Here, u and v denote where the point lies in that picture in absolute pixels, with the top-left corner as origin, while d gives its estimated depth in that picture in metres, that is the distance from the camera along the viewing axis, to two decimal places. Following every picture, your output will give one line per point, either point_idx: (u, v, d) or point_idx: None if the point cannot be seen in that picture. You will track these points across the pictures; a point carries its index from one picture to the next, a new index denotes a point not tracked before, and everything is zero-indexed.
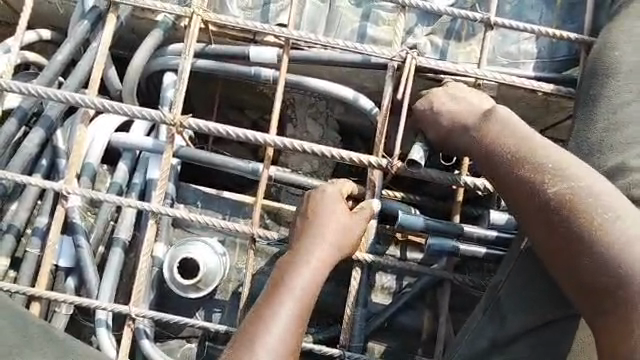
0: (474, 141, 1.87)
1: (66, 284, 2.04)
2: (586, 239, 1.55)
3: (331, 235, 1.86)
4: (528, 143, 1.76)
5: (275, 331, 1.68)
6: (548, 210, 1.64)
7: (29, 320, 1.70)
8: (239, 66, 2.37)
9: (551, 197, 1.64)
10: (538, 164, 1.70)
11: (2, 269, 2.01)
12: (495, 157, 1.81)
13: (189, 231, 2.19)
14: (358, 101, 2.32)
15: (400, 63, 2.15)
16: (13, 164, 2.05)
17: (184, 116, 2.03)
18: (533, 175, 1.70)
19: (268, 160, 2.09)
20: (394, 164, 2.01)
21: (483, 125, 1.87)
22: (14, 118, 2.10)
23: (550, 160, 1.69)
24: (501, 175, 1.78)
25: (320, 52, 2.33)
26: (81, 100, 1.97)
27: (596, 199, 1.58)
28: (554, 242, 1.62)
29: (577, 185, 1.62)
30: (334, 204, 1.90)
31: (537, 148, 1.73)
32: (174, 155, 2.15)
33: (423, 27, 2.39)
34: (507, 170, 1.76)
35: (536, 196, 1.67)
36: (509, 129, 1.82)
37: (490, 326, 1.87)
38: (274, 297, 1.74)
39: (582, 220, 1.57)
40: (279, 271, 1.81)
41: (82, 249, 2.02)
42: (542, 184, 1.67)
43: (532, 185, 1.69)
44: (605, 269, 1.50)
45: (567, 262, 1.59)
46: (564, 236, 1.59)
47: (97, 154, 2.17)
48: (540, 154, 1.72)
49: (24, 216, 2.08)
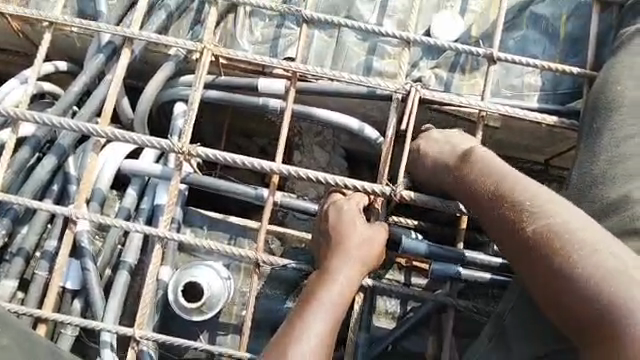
0: (449, 179, 2.00)
1: (73, 306, 2.07)
2: (562, 274, 1.56)
3: (356, 249, 1.90)
4: (508, 181, 1.83)
5: (311, 341, 1.71)
6: (524, 248, 1.68)
7: (36, 341, 1.75)
8: (247, 96, 2.44)
9: (529, 234, 1.67)
10: (516, 204, 1.75)
11: (10, 290, 2.04)
12: (477, 196, 1.87)
13: (194, 255, 2.20)
14: (364, 131, 2.37)
15: (404, 95, 2.20)
16: (26, 188, 2.10)
17: (193, 145, 2.08)
18: (511, 214, 1.75)
19: (273, 188, 2.13)
20: (397, 192, 2.04)
21: (460, 166, 1.97)
22: (27, 146, 2.17)
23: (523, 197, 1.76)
24: (485, 214, 1.84)
25: (326, 83, 2.40)
26: (92, 129, 2.04)
27: (566, 232, 1.60)
28: (540, 281, 1.63)
29: (553, 219, 1.65)
30: (353, 219, 1.95)
31: (511, 190, 1.79)
32: (182, 182, 2.19)
33: (428, 61, 2.46)
34: (487, 210, 1.83)
35: (515, 235, 1.71)
36: (482, 166, 1.92)
37: (496, 353, 1.85)
38: (305, 311, 1.78)
39: (561, 252, 1.58)
40: (306, 291, 1.84)
41: (88, 272, 2.05)
42: (520, 223, 1.71)
43: (507, 222, 1.75)
44: (583, 300, 1.50)
45: (546, 294, 1.61)
46: (544, 272, 1.61)
47: (107, 180, 2.23)
48: (518, 193, 1.77)
49: (34, 239, 2.12)
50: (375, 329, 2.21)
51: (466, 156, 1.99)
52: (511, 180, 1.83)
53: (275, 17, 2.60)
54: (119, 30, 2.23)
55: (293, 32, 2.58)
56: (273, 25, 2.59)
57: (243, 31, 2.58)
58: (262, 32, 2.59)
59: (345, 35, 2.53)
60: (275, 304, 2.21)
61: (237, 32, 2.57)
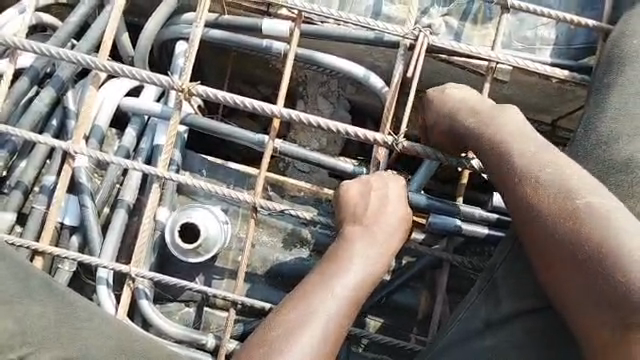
0: (479, 140, 1.87)
1: (70, 242, 2.09)
2: (598, 251, 1.56)
3: (392, 207, 1.90)
4: (536, 153, 1.77)
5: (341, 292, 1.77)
6: (552, 225, 1.66)
7: (32, 269, 1.82)
8: (251, 39, 2.36)
9: (579, 206, 1.63)
10: (563, 178, 1.70)
11: (8, 223, 2.05)
12: (509, 169, 1.78)
13: (193, 199, 2.24)
14: (369, 79, 2.32)
15: (412, 41, 2.13)
16: (24, 121, 2.06)
17: (193, 83, 2.04)
18: (559, 185, 1.69)
19: (274, 133, 2.09)
20: (399, 143, 2.01)
21: (491, 126, 1.87)
22: (25, 76, 2.12)
23: (555, 176, 1.71)
24: (511, 184, 1.77)
25: (331, 27, 2.32)
26: (92, 62, 1.99)
27: (610, 221, 1.58)
28: (564, 262, 1.63)
29: (605, 200, 1.63)
30: (394, 201, 1.91)
31: (556, 162, 1.74)
32: (181, 122, 2.15)
33: (439, 8, 2.35)
34: (518, 180, 1.75)
35: (561, 204, 1.66)
36: (510, 130, 1.84)
37: (484, 306, 1.87)
38: (338, 259, 1.82)
39: (599, 240, 1.57)
40: (324, 269, 1.81)
41: (86, 208, 2.07)
42: (571, 195, 1.66)
43: (538, 193, 1.70)
44: (616, 285, 1.52)
45: (565, 275, 1.63)
46: (579, 252, 1.59)
47: (106, 118, 2.19)
48: (555, 166, 1.73)
49: (33, 174, 2.12)
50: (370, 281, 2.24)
51: (478, 123, 1.89)
52: (551, 155, 1.76)
53: None
54: None
55: None
56: None
57: None
58: None
59: None
60: (271, 252, 2.24)
61: None
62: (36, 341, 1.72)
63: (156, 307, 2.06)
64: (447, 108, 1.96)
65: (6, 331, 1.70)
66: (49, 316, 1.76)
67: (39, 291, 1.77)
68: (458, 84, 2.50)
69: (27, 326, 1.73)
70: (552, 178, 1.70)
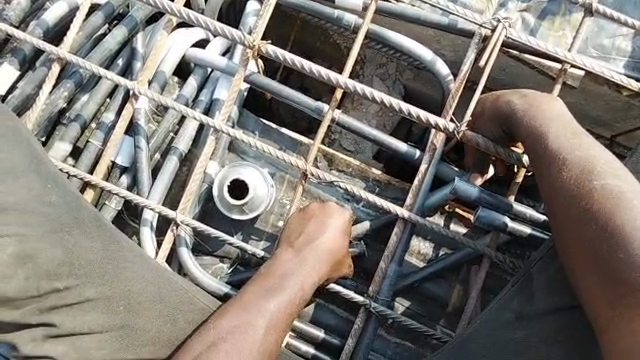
0: (521, 127, 1.86)
1: (119, 181, 2.12)
2: (611, 232, 1.56)
3: (324, 229, 1.92)
4: (565, 133, 1.77)
5: (277, 302, 1.78)
6: (570, 206, 1.65)
7: (83, 202, 1.82)
8: (322, 6, 2.35)
9: (596, 188, 1.62)
10: (586, 159, 1.69)
11: (63, 154, 2.08)
12: (539, 150, 1.78)
13: (242, 158, 2.24)
14: (435, 65, 2.29)
15: (490, 31, 2.07)
16: (93, 56, 2.10)
17: (263, 42, 2.03)
18: (582, 167, 1.67)
19: (334, 103, 2.08)
20: (460, 131, 1.97)
21: (531, 111, 1.86)
22: (101, 12, 2.14)
23: (582, 157, 1.69)
24: (540, 163, 1.77)
25: (405, 7, 2.29)
26: (168, 7, 2.00)
27: (623, 201, 1.57)
28: (577, 242, 1.62)
29: (625, 184, 1.61)
30: (327, 222, 1.93)
31: (579, 143, 1.73)
32: (245, 80, 2.15)
33: (518, 2, 2.31)
34: (545, 161, 1.75)
35: (578, 185, 1.65)
36: (549, 113, 1.83)
37: (517, 298, 1.83)
38: (279, 272, 1.84)
39: (609, 219, 1.57)
40: (253, 287, 1.81)
41: (140, 150, 2.09)
42: (590, 175, 1.65)
43: (562, 175, 1.70)
44: (626, 264, 1.51)
45: (578, 256, 1.62)
46: (592, 232, 1.59)
47: (171, 64, 2.20)
48: (579, 147, 1.72)
49: (93, 109, 2.16)
50: (405, 265, 2.22)
51: (520, 111, 1.88)
52: (579, 137, 1.75)
53: None
54: None
55: None
56: None
57: None
58: None
59: None
60: None
61: None
62: (81, 275, 1.77)
63: (193, 256, 2.07)
64: (502, 96, 1.97)
65: (53, 260, 1.75)
66: (97, 249, 1.80)
67: (88, 222, 1.80)
68: (522, 84, 2.45)
69: (75, 257, 1.78)
70: (581, 159, 1.69)
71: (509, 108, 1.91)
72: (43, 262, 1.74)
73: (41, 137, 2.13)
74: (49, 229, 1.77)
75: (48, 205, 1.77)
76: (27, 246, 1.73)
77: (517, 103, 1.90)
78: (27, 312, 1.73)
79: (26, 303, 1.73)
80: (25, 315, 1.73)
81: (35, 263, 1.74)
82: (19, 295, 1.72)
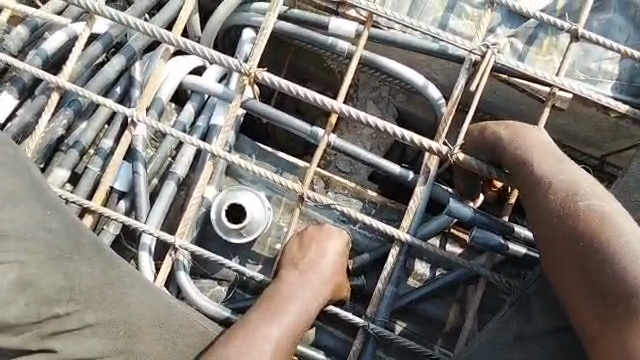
0: (505, 152, 1.91)
1: (117, 206, 2.15)
2: (597, 249, 1.60)
3: (325, 253, 1.95)
4: (548, 159, 1.82)
5: (281, 326, 1.80)
6: (557, 227, 1.70)
7: (81, 227, 1.84)
8: (315, 34, 2.41)
9: (581, 208, 1.68)
10: (572, 181, 1.74)
11: (62, 180, 2.11)
12: (526, 173, 1.83)
13: (239, 182, 2.27)
14: (427, 89, 2.35)
15: (480, 56, 2.13)
16: (91, 84, 2.13)
17: (259, 70, 2.08)
18: (567, 190, 1.73)
19: (330, 128, 2.12)
20: (454, 154, 2.01)
21: (515, 136, 1.92)
22: (99, 43, 2.17)
23: (566, 180, 1.75)
24: (527, 185, 1.81)
25: (397, 34, 2.35)
26: (166, 36, 2.04)
27: (609, 220, 1.63)
28: (565, 263, 1.66)
29: (608, 204, 1.67)
30: (329, 246, 1.97)
31: (562, 166, 1.79)
32: (242, 105, 2.20)
33: (506, 28, 2.38)
34: (532, 183, 1.80)
35: (565, 205, 1.70)
36: (532, 139, 1.89)
37: (516, 320, 1.85)
38: (282, 296, 1.85)
39: (595, 236, 1.61)
40: (256, 313, 1.82)
41: (138, 175, 2.12)
42: (574, 197, 1.70)
43: (549, 197, 1.74)
44: (614, 279, 1.55)
45: (566, 275, 1.66)
46: (580, 250, 1.63)
47: (168, 91, 2.24)
48: (563, 170, 1.78)
49: (91, 136, 2.19)
50: (402, 286, 2.23)
51: (505, 137, 1.93)
52: (563, 160, 1.81)
53: None
54: None
55: None
56: None
57: None
58: None
59: None
60: None
61: None
62: (81, 300, 1.78)
63: (191, 280, 2.09)
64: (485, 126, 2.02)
65: (53, 286, 1.76)
66: (97, 276, 1.81)
67: (86, 249, 1.81)
68: (512, 106, 2.50)
69: (75, 283, 1.79)
70: (565, 181, 1.75)
71: (492, 136, 1.96)
72: (44, 287, 1.75)
73: (39, 164, 2.16)
74: (49, 255, 1.77)
75: (48, 232, 1.78)
76: (29, 272, 1.73)
77: (501, 132, 1.95)
78: (27, 338, 1.73)
79: (26, 329, 1.73)
80: (25, 340, 1.73)
81: (36, 288, 1.74)
82: (20, 321, 1.72)
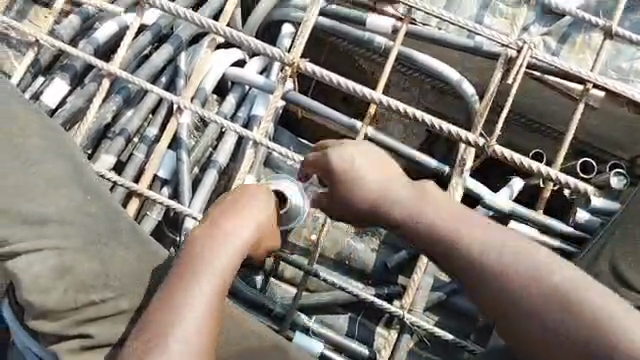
0: (371, 209, 1.59)
1: (161, 192, 2.20)
2: (514, 294, 1.31)
3: (256, 208, 1.56)
4: (448, 219, 1.47)
5: (205, 285, 1.42)
6: (515, 306, 1.32)
7: (119, 214, 1.79)
8: (355, 30, 2.49)
9: (491, 288, 1.34)
10: (489, 272, 1.36)
11: (108, 165, 2.16)
12: (435, 246, 1.45)
13: (276, 173, 2.33)
14: (461, 86, 2.39)
15: (517, 51, 2.16)
16: (140, 72, 2.20)
17: (302, 60, 2.13)
18: (472, 255, 1.39)
19: (368, 119, 2.16)
20: (490, 144, 2.03)
21: (390, 204, 1.56)
22: (149, 32, 2.28)
23: (474, 251, 1.39)
24: (438, 255, 1.45)
25: (434, 31, 2.40)
26: (214, 26, 2.09)
27: (510, 264, 1.34)
28: (487, 295, 1.35)
29: (540, 253, 1.33)
30: (253, 199, 1.57)
31: (466, 237, 1.42)
32: (282, 97, 2.25)
33: (540, 27, 2.44)
34: (458, 255, 1.41)
35: (484, 280, 1.36)
36: (414, 202, 1.53)
37: None
38: (221, 243, 1.48)
39: (531, 290, 1.30)
40: (173, 281, 1.44)
41: (181, 163, 2.19)
42: (475, 266, 1.38)
43: (458, 252, 1.41)
44: (581, 342, 1.23)
45: (509, 320, 1.33)
46: (498, 289, 1.33)
47: (213, 81, 2.28)
48: (469, 244, 1.40)
49: (137, 124, 2.26)
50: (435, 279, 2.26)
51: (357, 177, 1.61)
52: (475, 243, 1.40)
53: None
54: None
55: None
56: None
57: None
58: None
59: None
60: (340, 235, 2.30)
61: None
62: (116, 287, 1.71)
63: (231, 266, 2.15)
64: (335, 162, 1.62)
65: (90, 273, 1.70)
66: (132, 263, 1.75)
67: None
68: (543, 104, 2.55)
69: (111, 269, 1.73)
70: (490, 255, 1.37)
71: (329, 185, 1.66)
72: (82, 274, 1.69)
73: (87, 149, 2.22)
74: (87, 241, 1.72)
75: None
76: (68, 258, 1.68)
77: (358, 169, 1.61)
78: (66, 324, 1.66)
79: (64, 316, 1.66)
80: (64, 326, 1.66)
81: (74, 275, 1.68)
82: (57, 308, 1.65)
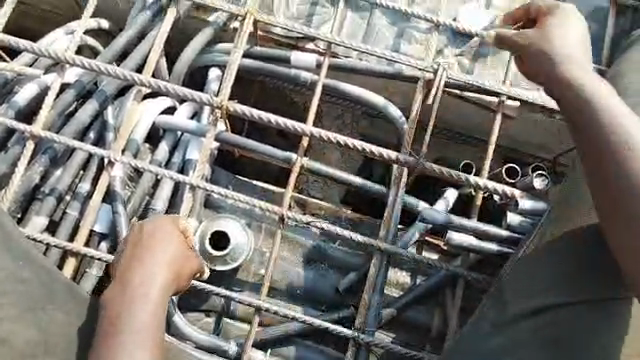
0: (553, 76, 1.67)
1: (99, 248, 2.18)
2: (636, 209, 1.47)
3: (161, 237, 1.68)
4: (609, 117, 1.55)
5: (143, 309, 1.53)
6: (597, 201, 1.54)
7: (56, 276, 1.83)
8: (281, 68, 2.56)
9: (638, 195, 1.47)
10: (634, 178, 1.48)
11: (40, 227, 2.13)
12: (591, 145, 1.56)
13: (218, 212, 2.33)
14: (388, 109, 2.49)
15: (432, 74, 2.32)
16: (66, 131, 2.19)
17: (231, 102, 2.19)
18: (621, 148, 1.51)
19: (302, 150, 2.24)
20: (417, 162, 2.13)
21: (562, 67, 1.66)
22: (72, 89, 2.25)
23: (609, 128, 1.54)
24: (583, 145, 1.57)
25: (354, 62, 2.53)
26: (138, 78, 2.13)
27: (623, 157, 1.50)
28: (600, 209, 1.53)
29: None
30: (167, 235, 1.69)
31: (627, 152, 1.50)
32: (215, 138, 2.28)
33: (452, 48, 2.60)
34: (606, 148, 1.53)
35: (610, 178, 1.51)
36: (599, 88, 1.61)
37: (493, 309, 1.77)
38: (125, 299, 1.55)
39: (639, 196, 1.47)
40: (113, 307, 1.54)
41: (118, 215, 2.16)
42: (623, 170, 1.49)
43: (611, 142, 1.52)
44: (637, 240, 1.47)
45: (606, 210, 1.52)
46: (607, 185, 1.51)
47: (143, 131, 2.32)
48: (632, 163, 1.49)
49: (68, 180, 2.21)
50: (386, 297, 2.30)
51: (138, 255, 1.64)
52: (631, 140, 1.51)
53: None
54: None
55: (328, 10, 2.65)
56: (309, 2, 2.65)
57: (281, 5, 2.64)
58: (298, 8, 2.65)
59: (376, 17, 2.63)
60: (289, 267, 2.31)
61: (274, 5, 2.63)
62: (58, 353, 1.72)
63: (181, 314, 2.11)
64: (531, 44, 1.73)
65: (24, 342, 1.72)
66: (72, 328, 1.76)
67: (64, 296, 1.81)
68: (466, 119, 2.70)
69: (49, 335, 1.75)
70: None
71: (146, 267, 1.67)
72: (17, 343, 1.71)
73: (16, 213, 2.17)
74: (23, 307, 1.76)
75: (22, 282, 1.78)
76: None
77: (548, 41, 1.71)
78: None
79: None
80: None
81: (10, 347, 1.70)
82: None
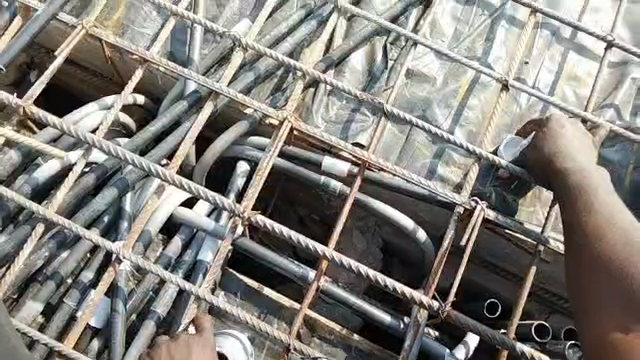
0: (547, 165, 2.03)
1: (91, 344, 2.05)
2: (601, 263, 1.71)
3: (197, 348, 1.81)
4: (584, 202, 1.86)
5: None
6: (587, 258, 1.74)
7: None
8: (310, 172, 2.45)
9: (601, 251, 1.73)
10: (606, 237, 1.75)
11: (34, 314, 2.00)
12: (572, 225, 1.83)
13: (222, 322, 2.17)
14: (417, 232, 2.38)
15: (469, 209, 2.18)
16: (79, 215, 2.10)
17: (254, 211, 2.07)
18: (589, 224, 1.80)
19: (320, 273, 2.07)
20: (445, 309, 1.95)
21: (555, 157, 2.02)
22: (94, 174, 2.16)
23: (581, 208, 1.85)
24: (565, 217, 1.87)
25: (387, 177, 2.41)
26: (162, 173, 2.02)
27: (610, 228, 1.77)
28: (582, 264, 1.75)
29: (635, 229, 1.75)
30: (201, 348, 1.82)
31: (600, 227, 1.77)
32: (232, 244, 2.15)
33: (492, 178, 2.47)
34: (572, 220, 1.84)
35: (588, 246, 1.76)
36: (595, 178, 1.92)
37: None
38: None
39: (611, 248, 1.72)
40: None
41: (116, 314, 2.01)
42: (586, 229, 1.79)
43: (574, 203, 1.88)
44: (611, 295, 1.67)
45: (593, 265, 1.73)
46: (581, 250, 1.77)
47: (158, 224, 2.22)
48: (604, 215, 1.80)
49: (71, 266, 2.08)
50: None
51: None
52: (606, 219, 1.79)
53: (353, 101, 2.59)
54: (209, 83, 2.20)
55: (367, 118, 2.56)
56: (349, 107, 2.58)
57: (320, 106, 2.56)
58: (337, 112, 2.57)
59: (416, 134, 2.53)
60: None
61: (313, 105, 2.55)
62: None
63: None
64: (547, 122, 2.11)
65: None
66: None
67: None
68: (498, 251, 2.54)
69: None
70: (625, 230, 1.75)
71: None
72: None
73: (13, 294, 2.08)
74: None
75: None
76: None
77: (563, 134, 2.06)
78: None
79: None
80: None
81: None
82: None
